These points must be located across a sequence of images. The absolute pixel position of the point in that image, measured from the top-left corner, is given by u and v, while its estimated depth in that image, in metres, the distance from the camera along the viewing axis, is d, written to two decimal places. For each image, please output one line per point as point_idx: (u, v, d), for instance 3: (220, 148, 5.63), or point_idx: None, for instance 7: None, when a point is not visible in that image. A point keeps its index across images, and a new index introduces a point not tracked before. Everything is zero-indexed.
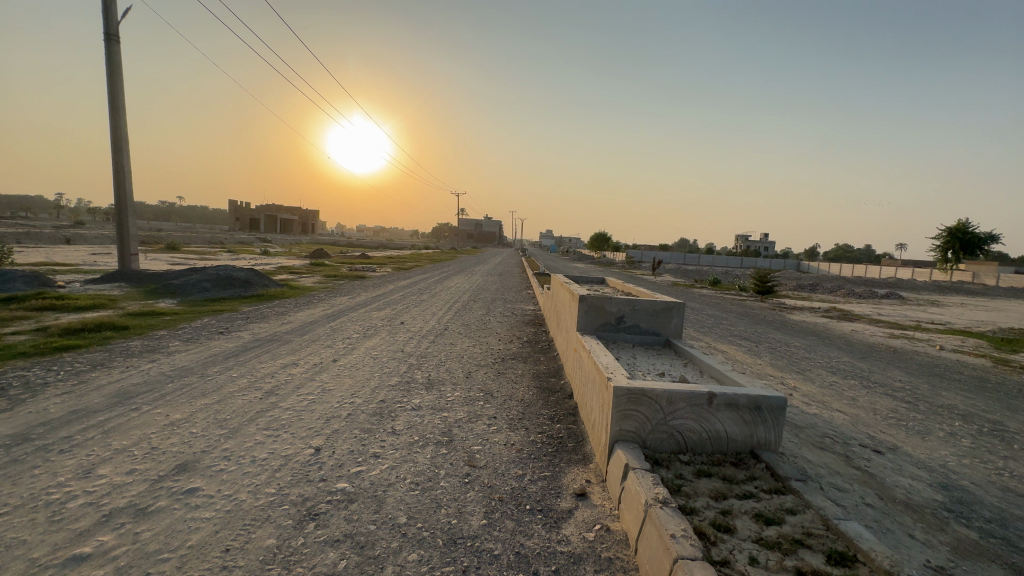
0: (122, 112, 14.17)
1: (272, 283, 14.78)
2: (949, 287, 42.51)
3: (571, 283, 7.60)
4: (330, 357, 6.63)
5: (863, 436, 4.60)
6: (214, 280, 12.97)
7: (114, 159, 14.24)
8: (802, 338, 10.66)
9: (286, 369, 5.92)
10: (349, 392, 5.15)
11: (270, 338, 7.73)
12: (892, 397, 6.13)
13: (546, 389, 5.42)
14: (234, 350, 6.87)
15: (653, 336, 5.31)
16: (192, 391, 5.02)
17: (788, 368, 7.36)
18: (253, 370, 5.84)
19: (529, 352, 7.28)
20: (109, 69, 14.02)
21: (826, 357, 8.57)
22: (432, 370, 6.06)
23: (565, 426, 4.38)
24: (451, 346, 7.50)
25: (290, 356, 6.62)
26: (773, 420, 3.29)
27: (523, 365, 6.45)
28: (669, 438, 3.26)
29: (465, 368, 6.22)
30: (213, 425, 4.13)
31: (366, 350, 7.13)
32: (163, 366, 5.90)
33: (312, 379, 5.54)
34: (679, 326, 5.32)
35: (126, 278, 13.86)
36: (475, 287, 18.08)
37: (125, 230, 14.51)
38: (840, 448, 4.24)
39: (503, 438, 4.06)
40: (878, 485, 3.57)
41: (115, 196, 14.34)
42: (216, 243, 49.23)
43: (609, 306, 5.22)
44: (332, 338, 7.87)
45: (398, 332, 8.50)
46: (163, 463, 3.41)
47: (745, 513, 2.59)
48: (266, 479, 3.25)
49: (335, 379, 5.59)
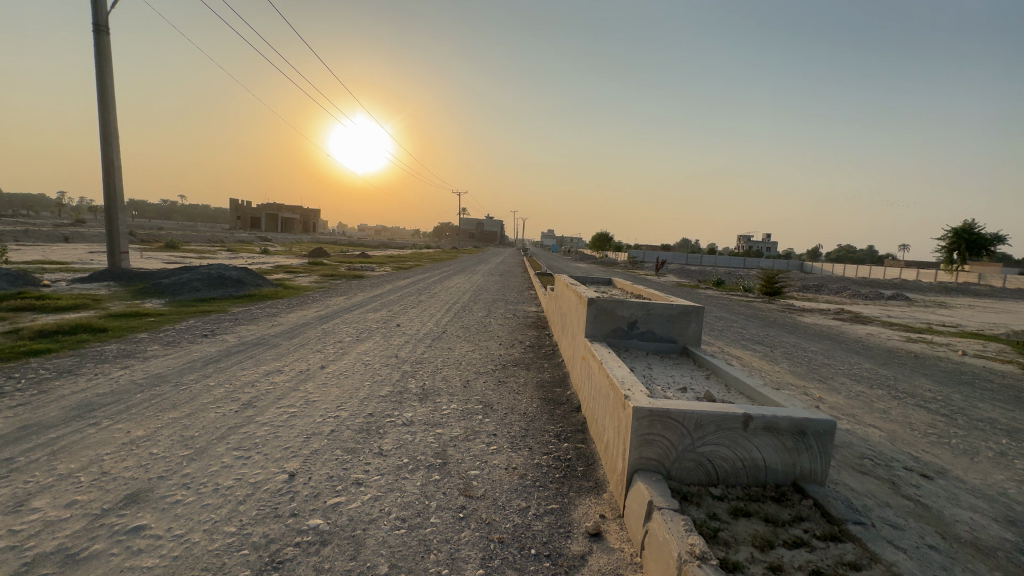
0: (112, 106, 13.78)
1: (266, 283, 14.33)
2: (956, 288, 41.96)
3: (577, 285, 7.12)
4: (319, 363, 6.16)
5: (906, 457, 4.13)
6: (205, 279, 12.52)
7: (104, 155, 13.80)
8: (817, 342, 10.17)
9: (269, 377, 5.46)
10: (335, 404, 4.68)
11: (256, 342, 7.27)
12: (926, 410, 5.65)
13: (551, 401, 4.95)
14: (216, 355, 6.40)
15: (668, 344, 4.83)
16: (162, 403, 4.56)
17: (809, 376, 6.88)
18: (233, 379, 5.37)
19: (532, 357, 6.82)
20: (98, 62, 13.61)
21: (846, 363, 8.09)
22: (428, 378, 5.60)
23: (573, 445, 3.91)
24: (449, 351, 7.01)
25: (275, 361, 6.17)
26: (819, 448, 2.81)
27: (526, 373, 5.98)
28: (697, 468, 2.80)
29: (463, 376, 5.74)
30: (176, 444, 3.67)
31: (358, 355, 6.66)
32: (135, 373, 5.45)
33: (296, 389, 5.08)
34: (697, 333, 4.83)
35: (116, 278, 13.42)
36: (476, 287, 17.62)
37: (115, 228, 14.07)
38: (884, 472, 3.77)
39: (504, 461, 3.59)
40: (935, 521, 3.10)
41: (105, 193, 13.92)
42: (215, 242, 48.61)
43: (620, 311, 4.75)
44: (323, 343, 7.40)
45: (392, 336, 8.03)
46: (110, 494, 2.94)
47: (800, 569, 2.13)
48: (226, 514, 2.78)
49: (321, 389, 5.11)
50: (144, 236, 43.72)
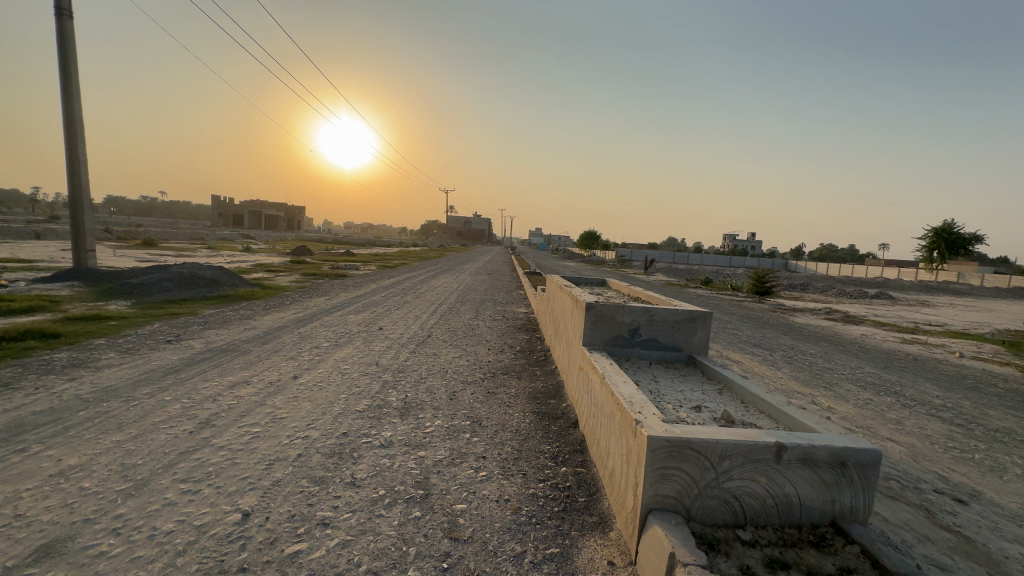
0: (76, 96, 13.03)
1: (242, 282, 13.65)
2: (937, 287, 42.56)
3: (571, 286, 6.69)
4: (291, 372, 5.64)
5: (933, 476, 3.78)
6: (176, 279, 11.83)
7: (68, 147, 13.02)
8: (815, 344, 9.90)
9: (234, 390, 4.95)
10: (305, 422, 4.17)
11: (225, 348, 6.71)
12: (940, 419, 5.33)
13: (546, 415, 4.52)
14: (178, 364, 5.84)
15: (673, 352, 4.43)
16: (105, 423, 4.01)
17: (813, 383, 6.54)
18: (193, 392, 4.84)
19: (523, 364, 6.38)
20: (60, 47, 12.82)
21: (849, 368, 7.79)
22: (410, 390, 5.13)
23: (572, 469, 3.49)
24: (434, 358, 6.53)
25: (243, 371, 5.63)
26: (862, 482, 2.42)
27: (517, 383, 5.55)
28: (722, 506, 2.39)
29: (449, 387, 5.27)
30: (113, 475, 3.15)
31: (335, 363, 6.14)
32: (82, 386, 4.88)
33: (263, 404, 4.56)
34: (704, 341, 4.45)
35: (79, 277, 12.62)
36: (463, 287, 17.10)
37: (80, 224, 13.28)
38: (914, 497, 3.41)
39: (495, 491, 3.15)
40: (984, 559, 2.74)
41: (69, 187, 13.13)
42: (195, 239, 47.23)
43: (621, 317, 4.34)
44: (298, 349, 6.85)
45: (374, 341, 7.51)
46: (18, 545, 2.43)
47: None
48: (159, 571, 2.29)
49: (291, 403, 4.60)
50: (119, 233, 42.27)
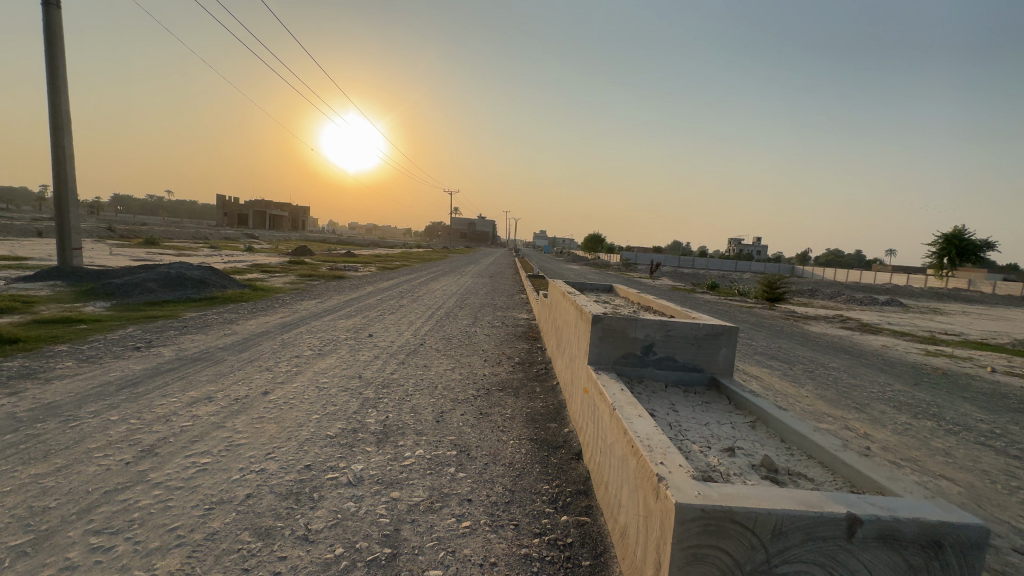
0: (63, 88, 12.60)
1: (233, 283, 13.12)
2: (948, 295, 41.76)
3: (575, 293, 6.09)
4: (263, 387, 5.07)
5: (1006, 529, 3.16)
6: (161, 280, 11.31)
7: (53, 142, 12.57)
8: (836, 356, 9.25)
9: (194, 408, 4.38)
10: (264, 450, 3.59)
11: (196, 357, 6.14)
12: (992, 450, 4.69)
13: (545, 444, 3.92)
14: (140, 375, 5.28)
15: (694, 374, 3.82)
16: (31, 449, 3.45)
17: (842, 404, 5.90)
18: (145, 410, 4.26)
19: (521, 379, 5.78)
20: (48, 37, 12.41)
21: (878, 384, 7.14)
22: (392, 410, 4.54)
23: (574, 518, 2.89)
24: (423, 371, 5.92)
25: (210, 384, 5.07)
26: (963, 569, 1.80)
27: (514, 402, 4.95)
28: None
29: (436, 407, 4.66)
30: (13, 524, 2.57)
31: (314, 376, 5.56)
32: (22, 402, 4.33)
33: (220, 427, 3.97)
34: (730, 360, 3.83)
35: (63, 276, 12.12)
36: (463, 290, 16.51)
37: (66, 220, 12.80)
38: (992, 561, 2.78)
39: (478, 550, 2.55)
40: None
41: (55, 182, 12.68)
42: (196, 238, 46.89)
43: (634, 332, 3.76)
44: (277, 358, 6.28)
45: (361, 350, 6.92)
46: None
47: None
48: None
49: (253, 426, 4.02)
50: (121, 231, 42.05)
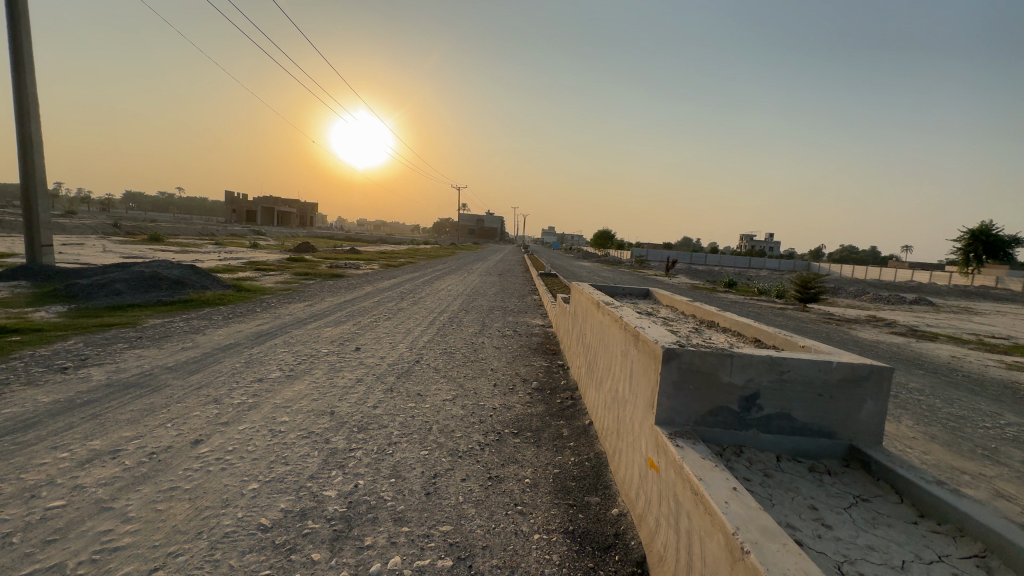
0: (28, 67, 11.46)
1: (216, 283, 11.86)
2: (978, 292, 39.56)
3: (612, 303, 4.71)
4: (198, 430, 3.78)
5: None
6: (133, 280, 10.10)
7: (19, 128, 11.43)
8: (912, 373, 7.76)
9: (82, 472, 3.08)
10: (149, 565, 2.27)
11: (131, 382, 4.86)
12: None
13: (588, 544, 2.58)
14: (41, 412, 4.00)
15: (822, 442, 2.45)
16: None
17: (965, 450, 4.45)
18: (7, 478, 2.96)
19: (541, 417, 4.41)
20: (11, 11, 11.28)
21: (987, 416, 5.68)
22: (365, 473, 3.21)
23: None
24: (416, 403, 4.60)
25: (128, 427, 3.79)
26: None
27: (535, 456, 3.59)
28: None
29: (428, 466, 3.34)
30: None
31: (271, 411, 4.25)
32: None
33: (102, 512, 2.66)
34: (877, 419, 2.46)
35: (28, 277, 10.94)
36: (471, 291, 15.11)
37: (34, 215, 11.62)
38: None
39: None
40: None
41: (22, 172, 11.55)
42: (200, 235, 46.04)
43: (728, 375, 2.41)
44: (233, 383, 4.99)
45: (342, 371, 5.59)
46: None
47: None
48: None
49: (154, 509, 2.71)
50: (129, 228, 41.29)
